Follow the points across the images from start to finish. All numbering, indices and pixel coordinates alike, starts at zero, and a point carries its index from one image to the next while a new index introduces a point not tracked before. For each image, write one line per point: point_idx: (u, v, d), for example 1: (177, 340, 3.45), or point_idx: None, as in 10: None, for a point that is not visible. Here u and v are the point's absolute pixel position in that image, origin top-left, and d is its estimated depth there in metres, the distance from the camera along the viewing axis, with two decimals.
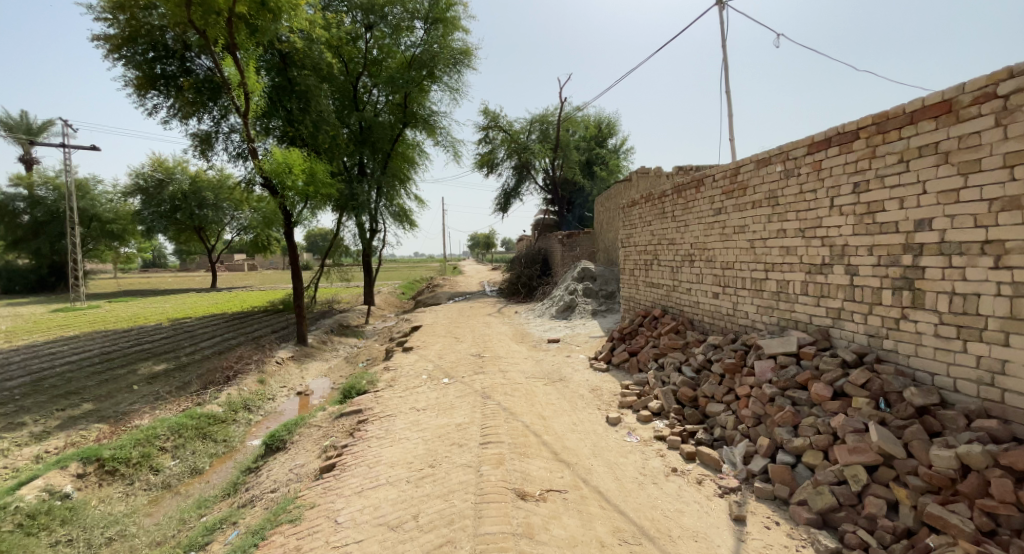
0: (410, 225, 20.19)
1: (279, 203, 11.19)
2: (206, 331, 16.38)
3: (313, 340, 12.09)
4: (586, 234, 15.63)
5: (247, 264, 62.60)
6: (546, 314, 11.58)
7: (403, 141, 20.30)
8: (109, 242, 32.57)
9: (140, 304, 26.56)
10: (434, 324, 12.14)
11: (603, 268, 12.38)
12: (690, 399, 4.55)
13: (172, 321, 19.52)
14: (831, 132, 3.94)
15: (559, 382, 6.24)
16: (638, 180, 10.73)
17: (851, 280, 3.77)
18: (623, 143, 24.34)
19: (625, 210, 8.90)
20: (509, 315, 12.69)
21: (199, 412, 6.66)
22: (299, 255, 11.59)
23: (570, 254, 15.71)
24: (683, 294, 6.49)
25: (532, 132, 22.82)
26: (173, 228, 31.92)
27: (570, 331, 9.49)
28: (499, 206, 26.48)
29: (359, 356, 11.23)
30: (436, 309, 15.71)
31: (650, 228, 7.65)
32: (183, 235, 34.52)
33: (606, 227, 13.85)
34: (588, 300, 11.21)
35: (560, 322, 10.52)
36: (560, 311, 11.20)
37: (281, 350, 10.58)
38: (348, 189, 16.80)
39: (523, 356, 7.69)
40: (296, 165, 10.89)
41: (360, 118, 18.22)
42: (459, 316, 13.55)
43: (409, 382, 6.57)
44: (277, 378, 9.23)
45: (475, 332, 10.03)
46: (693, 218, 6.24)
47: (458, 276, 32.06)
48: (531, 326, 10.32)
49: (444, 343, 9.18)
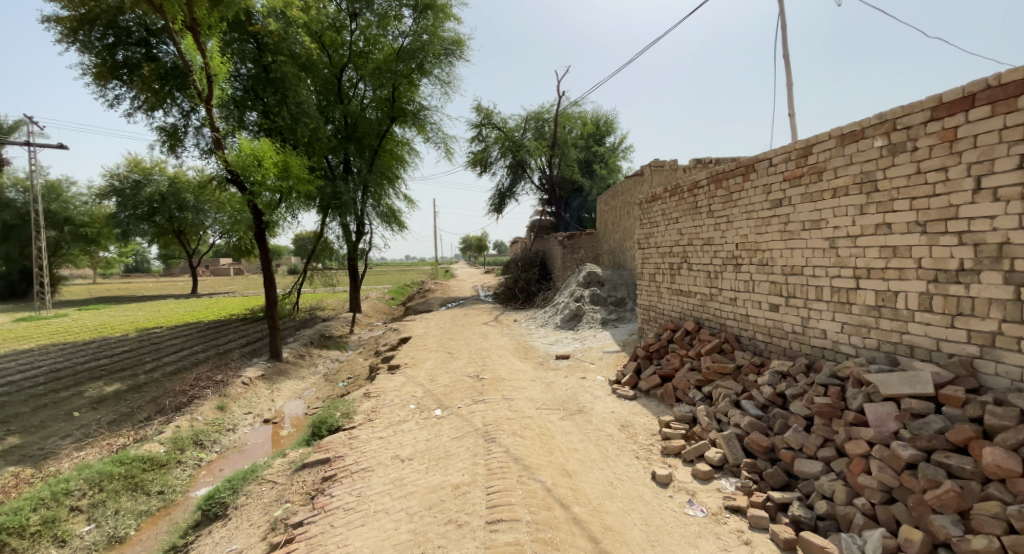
0: (399, 226, 18.92)
1: (249, 201, 9.90)
2: (175, 344, 14.97)
3: (288, 355, 10.81)
4: (588, 235, 14.48)
5: (232, 268, 60.80)
6: (550, 323, 10.42)
7: (392, 138, 19.07)
8: (82, 247, 30.85)
9: (112, 311, 24.94)
10: (425, 335, 10.92)
11: (611, 272, 11.21)
12: (766, 450, 3.41)
13: (142, 331, 18.08)
14: (976, 88, 2.90)
15: (578, 414, 5.06)
16: (651, 175, 9.60)
17: (1016, 292, 2.74)
18: (622, 141, 23.28)
19: (641, 206, 7.78)
20: (508, 324, 11.50)
21: (132, 455, 5.38)
22: (272, 259, 10.29)
23: (572, 257, 14.55)
24: (725, 305, 5.38)
25: (527, 129, 21.67)
26: (152, 233, 30.30)
27: (579, 344, 8.31)
28: (493, 207, 25.35)
29: (340, 373, 9.98)
30: (427, 317, 14.50)
31: (676, 226, 6.54)
32: (162, 239, 32.90)
33: (612, 227, 12.64)
34: (598, 308, 10.06)
35: (567, 333, 9.35)
36: (565, 319, 10.04)
37: (251, 368, 9.32)
38: (330, 187, 15.50)
39: (530, 378, 6.50)
40: (267, 157, 9.65)
41: (345, 112, 16.93)
42: (453, 325, 12.34)
43: (392, 416, 5.33)
44: (241, 402, 7.95)
45: (471, 346, 8.82)
46: (737, 212, 5.14)
47: (450, 280, 30.76)
48: (534, 338, 9.16)
49: (436, 360, 7.97)
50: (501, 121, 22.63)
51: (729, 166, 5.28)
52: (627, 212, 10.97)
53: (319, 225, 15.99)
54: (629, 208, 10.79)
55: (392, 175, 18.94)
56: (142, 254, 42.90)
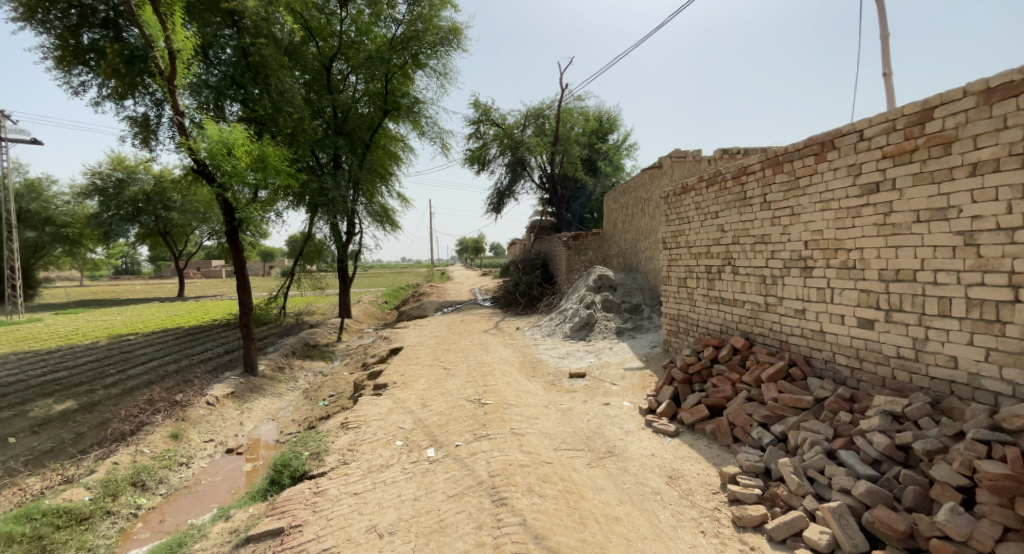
0: (392, 226, 17.81)
1: (220, 196, 8.74)
2: (147, 353, 13.77)
3: (265, 368, 9.68)
4: (595, 235, 13.50)
5: (224, 270, 59.41)
6: (557, 331, 9.38)
7: (385, 133, 17.94)
8: (62, 248, 29.45)
9: (90, 316, 23.63)
10: (418, 345, 9.82)
11: (624, 275, 10.15)
12: (905, 537, 2.40)
13: (115, 338, 16.82)
14: None
15: (608, 456, 4.00)
16: (671, 168, 8.54)
17: None
18: (626, 138, 22.25)
19: (666, 200, 6.71)
20: (509, 333, 10.42)
21: (42, 510, 4.30)
22: (245, 261, 9.15)
23: (578, 259, 13.51)
24: (789, 319, 4.34)
25: (527, 125, 20.64)
26: (136, 234, 28.92)
27: (594, 358, 7.24)
28: (491, 207, 24.30)
29: (321, 389, 8.86)
30: (421, 323, 13.38)
31: (716, 221, 5.48)
32: (146, 240, 31.55)
33: (623, 226, 11.59)
34: (611, 316, 8.99)
35: (577, 344, 8.29)
36: (574, 327, 8.99)
37: (219, 384, 8.20)
38: (316, 184, 14.35)
39: (542, 402, 5.43)
40: (236, 142, 8.42)
41: (335, 104, 15.80)
42: (449, 333, 11.23)
43: (373, 459, 4.23)
44: (203, 427, 6.83)
45: (470, 360, 7.73)
46: (807, 201, 4.10)
47: (447, 283, 29.65)
48: (541, 351, 8.10)
49: (431, 378, 6.88)
50: (499, 117, 21.70)
51: (795, 145, 4.23)
52: (643, 210, 9.95)
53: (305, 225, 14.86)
54: (646, 207, 9.76)
55: (385, 172, 17.83)
56: (128, 255, 41.44)
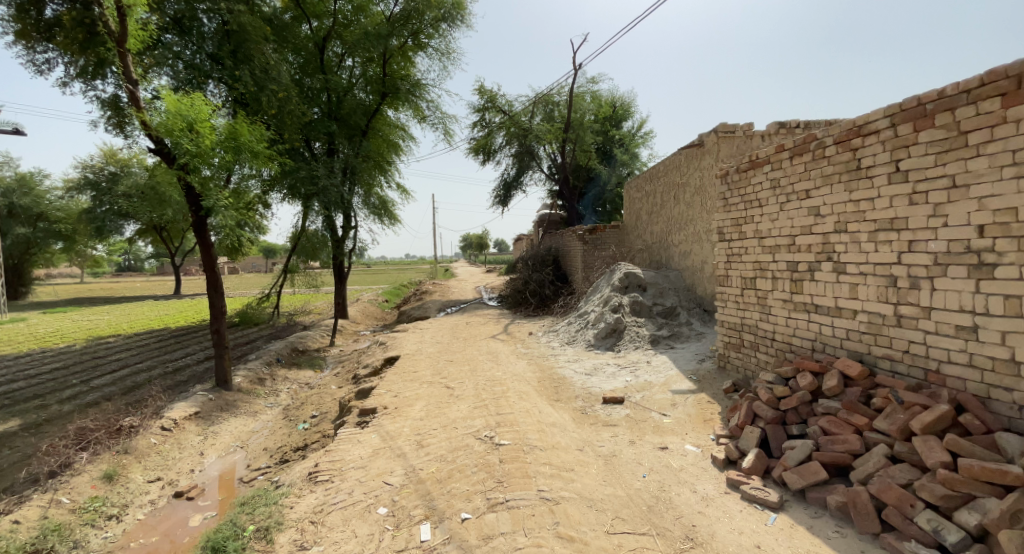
0: (392, 220, 16.52)
1: (181, 180, 7.40)
2: (123, 358, 12.56)
3: (242, 380, 8.41)
4: (614, 228, 12.34)
5: (225, 267, 58.36)
6: (578, 336, 8.06)
7: (385, 120, 16.62)
8: (53, 245, 28.33)
9: (77, 316, 22.45)
10: (417, 353, 8.53)
11: (653, 272, 8.81)
12: None
13: (94, 340, 15.61)
14: None
15: (689, 548, 2.67)
16: (717, 145, 7.19)
17: None
18: (642, 125, 20.75)
19: (724, 180, 5.36)
20: (521, 339, 9.09)
21: None
22: (217, 257, 7.87)
23: (597, 254, 12.17)
24: (942, 339, 3.00)
25: (535, 112, 19.34)
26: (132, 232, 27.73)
27: (630, 375, 5.92)
28: (497, 199, 22.96)
29: (303, 406, 7.58)
30: (421, 326, 12.06)
31: (805, 203, 4.15)
32: (140, 236, 30.39)
33: (650, 217, 10.22)
34: (643, 322, 7.66)
35: (606, 356, 6.99)
36: (599, 332, 7.66)
37: (181, 403, 6.94)
38: (307, 172, 13.05)
39: (575, 443, 4.11)
40: (192, 113, 7.07)
41: (328, 86, 14.50)
42: (452, 338, 9.93)
43: (343, 544, 2.94)
44: (151, 462, 5.58)
45: (477, 376, 6.42)
46: (981, 165, 2.78)
47: (450, 280, 28.37)
48: (564, 364, 6.81)
49: (430, 400, 5.59)
50: (505, 104, 20.40)
51: (960, 85, 2.89)
52: (678, 198, 8.62)
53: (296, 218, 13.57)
54: (682, 194, 8.43)
55: (384, 161, 16.53)
56: (127, 253, 40.40)
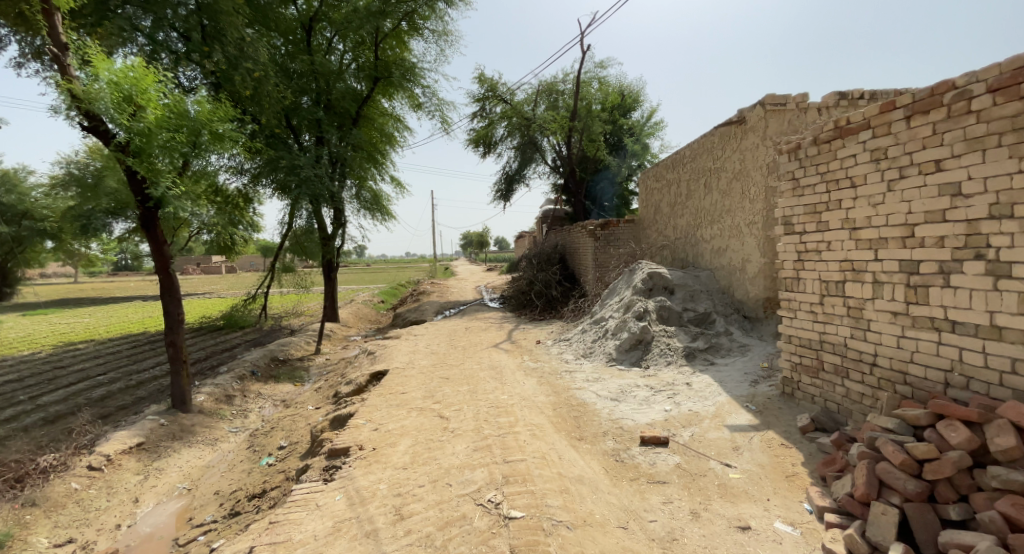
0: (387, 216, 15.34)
1: (123, 163, 6.20)
2: (88, 368, 11.43)
3: (205, 399, 7.28)
4: (628, 224, 11.20)
5: (223, 267, 57.23)
6: (596, 347, 6.89)
7: (377, 109, 15.42)
8: (42, 244, 27.28)
9: (56, 318, 21.25)
10: (408, 366, 7.37)
11: (680, 272, 7.66)
12: None
13: (64, 347, 14.43)
14: None
15: None
16: (764, 121, 6.07)
17: None
18: (651, 115, 19.52)
19: (794, 154, 4.21)
20: (528, 349, 7.93)
21: None
22: (168, 255, 6.70)
23: (609, 252, 11.07)
24: None
25: (538, 102, 18.25)
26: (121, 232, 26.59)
27: (669, 402, 4.76)
28: (499, 193, 21.80)
29: (273, 431, 6.44)
30: (416, 332, 10.90)
31: (934, 177, 2.99)
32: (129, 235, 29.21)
33: (673, 210, 9.05)
34: (673, 331, 6.49)
35: (632, 374, 5.83)
36: (622, 343, 6.48)
37: (122, 433, 5.83)
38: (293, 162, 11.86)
39: (613, 514, 2.95)
40: (131, 80, 5.91)
41: (317, 72, 13.33)
42: (450, 347, 8.78)
43: None
44: (64, 517, 4.51)
45: (477, 400, 5.26)
46: None
47: (450, 279, 27.16)
48: (582, 384, 5.67)
49: (418, 435, 4.46)
50: (507, 93, 19.21)
51: None
52: (709, 186, 7.51)
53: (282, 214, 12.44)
54: (715, 181, 7.31)
55: (377, 152, 15.36)
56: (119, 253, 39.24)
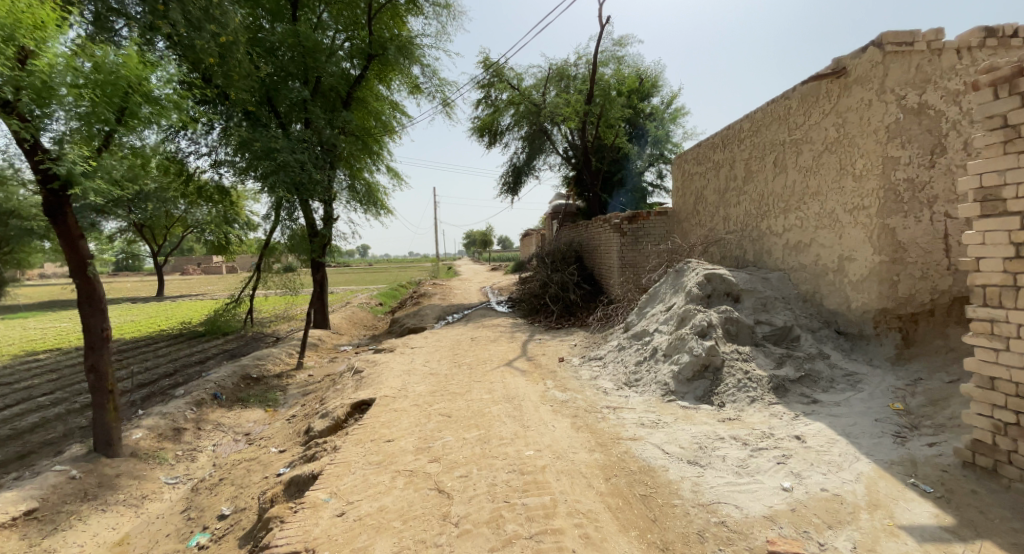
0: (385, 211, 13.70)
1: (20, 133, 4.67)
2: (36, 384, 9.93)
3: (142, 438, 5.76)
4: (660, 216, 9.62)
5: (222, 267, 56.04)
6: (643, 371, 5.29)
7: (373, 94, 13.85)
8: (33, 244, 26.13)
9: (33, 323, 19.82)
10: (401, 393, 5.82)
11: (744, 274, 6.10)
12: None
13: (23, 357, 12.93)
14: None
15: None
16: (880, 68, 4.49)
17: None
18: (672, 100, 17.80)
19: (1006, 88, 2.68)
20: (552, 369, 6.36)
21: None
22: (83, 248, 5.24)
23: (638, 249, 9.61)
24: None
25: (548, 88, 16.74)
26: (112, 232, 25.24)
27: (782, 472, 3.16)
28: (506, 187, 20.23)
29: (219, 486, 4.88)
30: (414, 342, 9.37)
31: None
32: (122, 233, 27.92)
33: (725, 197, 7.45)
34: (748, 353, 4.93)
35: (705, 416, 4.25)
36: (681, 367, 4.88)
37: (5, 496, 4.30)
38: (284, 150, 9.98)
39: None
40: (9, 13, 4.18)
41: (309, 58, 11.61)
42: (453, 363, 7.24)
43: None
44: None
45: (492, 460, 3.69)
46: None
47: (453, 280, 25.66)
48: (638, 430, 4.09)
49: (404, 529, 2.89)
50: (515, 78, 17.62)
51: None
52: (782, 164, 5.91)
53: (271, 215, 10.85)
54: (793, 158, 5.72)
55: (373, 139, 13.68)
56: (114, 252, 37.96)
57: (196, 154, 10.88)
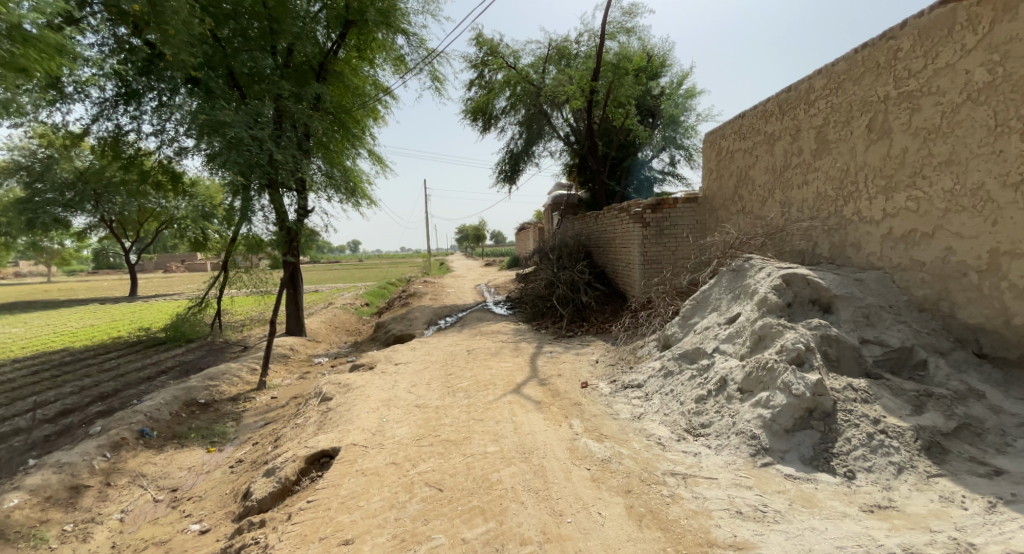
0: (367, 201, 12.10)
1: None
2: None
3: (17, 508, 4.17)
4: (689, 203, 8.16)
5: (204, 264, 53.94)
6: (711, 413, 3.78)
7: (352, 69, 12.16)
8: None
9: None
10: (373, 441, 4.29)
11: (828, 273, 4.64)
12: None
13: None
14: None
15: None
16: None
17: None
18: (683, 80, 16.25)
19: None
20: (574, 399, 4.87)
21: None
22: None
23: (665, 243, 8.22)
24: None
25: (548, 68, 15.21)
26: (81, 230, 23.43)
27: None
28: (502, 176, 18.67)
29: None
30: (399, 356, 7.85)
31: None
32: (92, 231, 26.09)
33: (783, 178, 5.98)
34: (867, 388, 3.46)
35: (836, 496, 2.78)
36: (773, 411, 3.38)
37: None
38: (242, 126, 8.28)
39: None
40: None
41: (275, 23, 9.93)
42: (445, 388, 5.74)
43: None
44: None
45: None
46: None
47: (444, 277, 24.14)
48: (745, 524, 2.59)
49: None
50: (511, 56, 15.98)
51: None
52: (885, 129, 4.44)
53: (242, 211, 8.69)
54: (905, 119, 4.25)
55: (352, 120, 12.02)
56: (90, 251, 35.96)
57: (140, 133, 9.20)
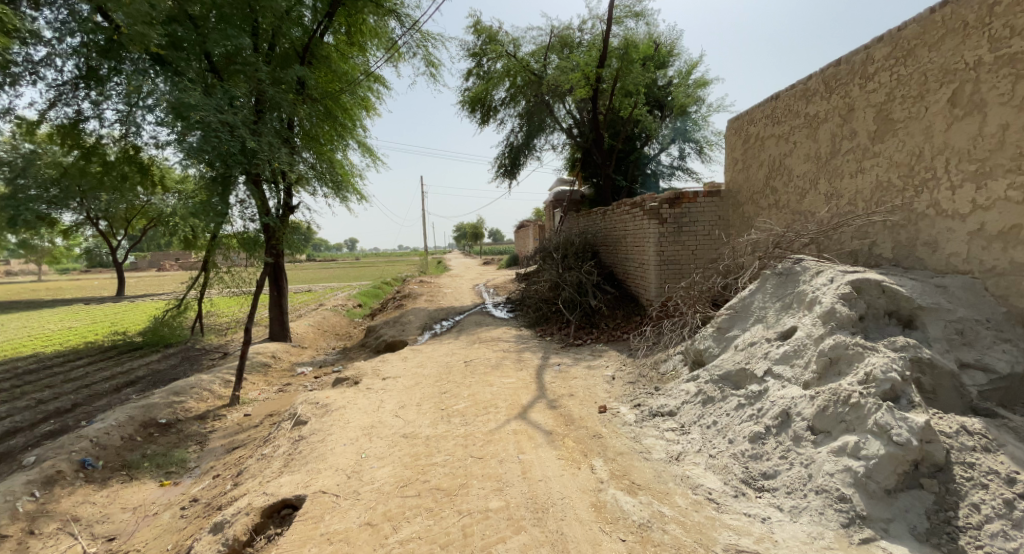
0: (358, 196, 11.26)
1: None
2: None
3: None
4: (711, 197, 7.33)
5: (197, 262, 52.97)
6: (774, 459, 2.96)
7: (341, 54, 11.30)
8: None
9: None
10: (347, 487, 3.47)
11: (902, 278, 3.82)
12: None
13: None
14: None
15: None
16: None
17: None
18: (692, 69, 15.41)
19: None
20: (591, 429, 4.05)
21: None
22: None
23: (684, 241, 7.41)
24: None
25: (550, 56, 14.36)
26: (70, 228, 22.61)
27: None
28: (501, 170, 17.82)
29: None
30: (388, 368, 7.02)
31: None
32: (81, 230, 25.25)
33: (830, 165, 5.15)
34: (987, 433, 2.66)
35: None
36: (868, 464, 2.57)
37: None
38: (213, 109, 7.43)
39: None
40: None
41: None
42: (437, 411, 4.91)
43: None
44: None
45: None
46: None
47: (442, 276, 23.28)
48: None
49: None
50: (511, 44, 15.10)
51: None
52: (977, 103, 3.63)
53: (216, 203, 7.86)
54: (1006, 89, 3.45)
55: (341, 109, 11.16)
56: (80, 250, 35.09)
57: (102, 120, 8.34)
